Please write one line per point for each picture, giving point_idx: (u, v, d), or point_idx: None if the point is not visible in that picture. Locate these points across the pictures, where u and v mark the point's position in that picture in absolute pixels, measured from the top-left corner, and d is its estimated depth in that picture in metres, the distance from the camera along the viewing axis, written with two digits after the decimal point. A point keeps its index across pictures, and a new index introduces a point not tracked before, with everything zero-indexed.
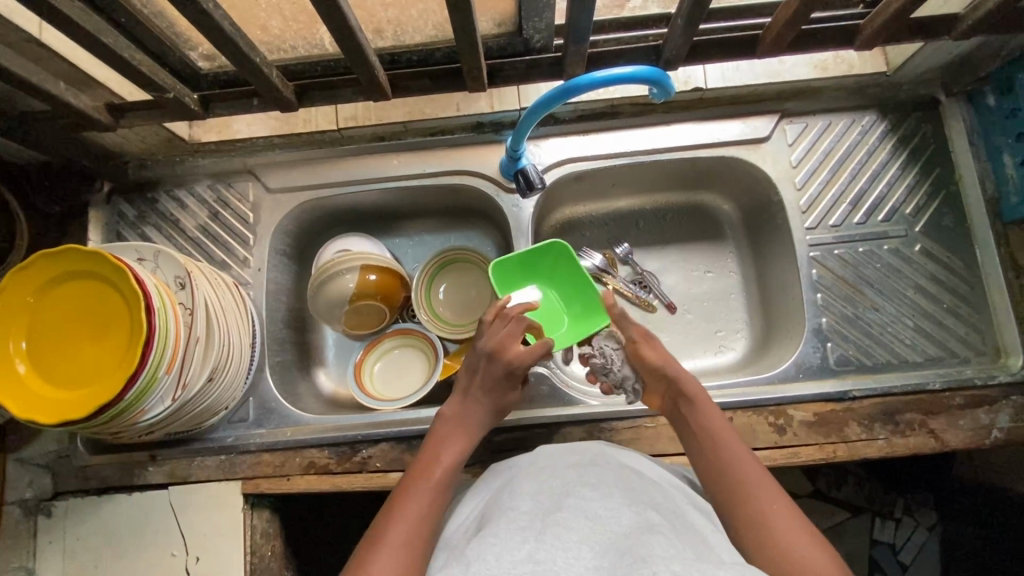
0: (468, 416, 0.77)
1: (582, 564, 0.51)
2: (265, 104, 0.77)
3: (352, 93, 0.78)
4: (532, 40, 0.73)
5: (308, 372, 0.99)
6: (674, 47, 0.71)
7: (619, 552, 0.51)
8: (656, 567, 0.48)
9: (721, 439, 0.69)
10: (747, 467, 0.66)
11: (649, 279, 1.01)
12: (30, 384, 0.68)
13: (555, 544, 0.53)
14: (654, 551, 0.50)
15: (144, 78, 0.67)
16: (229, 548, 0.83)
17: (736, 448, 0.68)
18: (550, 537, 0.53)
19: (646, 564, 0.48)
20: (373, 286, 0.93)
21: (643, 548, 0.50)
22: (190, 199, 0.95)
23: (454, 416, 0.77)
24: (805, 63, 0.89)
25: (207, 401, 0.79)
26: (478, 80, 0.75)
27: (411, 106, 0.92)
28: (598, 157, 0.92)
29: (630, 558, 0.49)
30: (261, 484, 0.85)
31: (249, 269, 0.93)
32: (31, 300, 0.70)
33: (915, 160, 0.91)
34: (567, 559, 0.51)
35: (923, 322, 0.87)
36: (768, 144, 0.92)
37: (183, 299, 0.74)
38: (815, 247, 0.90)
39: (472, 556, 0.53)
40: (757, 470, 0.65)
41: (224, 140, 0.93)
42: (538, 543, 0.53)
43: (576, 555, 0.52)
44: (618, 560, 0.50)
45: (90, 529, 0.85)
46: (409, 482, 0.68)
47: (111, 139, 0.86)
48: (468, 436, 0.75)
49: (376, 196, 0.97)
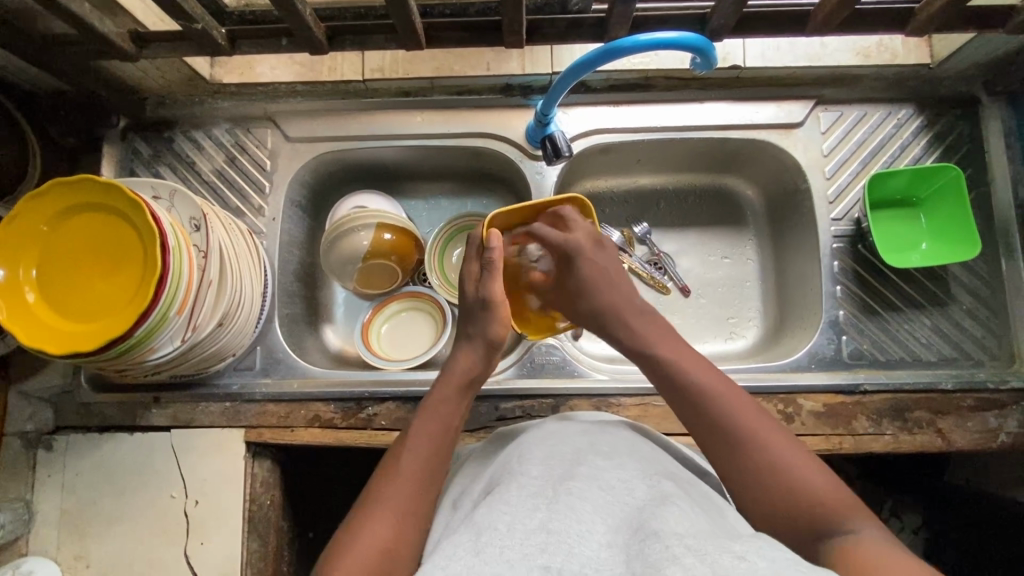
0: (459, 370, 0.69)
1: (597, 539, 0.49)
2: (295, 45, 0.75)
3: (384, 40, 0.76)
4: (570, 2, 0.71)
5: (315, 328, 0.98)
6: (722, 16, 0.68)
7: (641, 526, 0.49)
8: (670, 543, 0.46)
9: (684, 356, 0.65)
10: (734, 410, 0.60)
11: (665, 261, 0.99)
12: (39, 313, 0.67)
13: (568, 515, 0.51)
14: (673, 524, 0.49)
15: (172, 4, 0.65)
16: (229, 493, 0.83)
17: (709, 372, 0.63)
18: (563, 507, 0.51)
19: (660, 538, 0.47)
20: (387, 246, 0.92)
21: (657, 521, 0.49)
22: (207, 141, 0.93)
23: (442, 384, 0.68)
24: (848, 48, 0.87)
25: (216, 345, 0.79)
26: (516, 36, 0.72)
27: (439, 61, 0.90)
28: (627, 130, 0.90)
29: (643, 535, 0.48)
30: (264, 433, 0.85)
31: (264, 218, 0.92)
32: (45, 229, 0.68)
33: (950, 156, 0.89)
34: (581, 531, 0.49)
35: (940, 322, 0.86)
36: (801, 131, 0.90)
37: (198, 241, 0.72)
38: (838, 239, 0.89)
39: (482, 523, 0.51)
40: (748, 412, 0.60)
41: (246, 82, 0.90)
42: (550, 513, 0.51)
43: (590, 527, 0.50)
44: (637, 534, 0.49)
45: (90, 465, 0.84)
46: (387, 469, 0.62)
47: (129, 72, 0.83)
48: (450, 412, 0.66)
49: (395, 153, 0.94)
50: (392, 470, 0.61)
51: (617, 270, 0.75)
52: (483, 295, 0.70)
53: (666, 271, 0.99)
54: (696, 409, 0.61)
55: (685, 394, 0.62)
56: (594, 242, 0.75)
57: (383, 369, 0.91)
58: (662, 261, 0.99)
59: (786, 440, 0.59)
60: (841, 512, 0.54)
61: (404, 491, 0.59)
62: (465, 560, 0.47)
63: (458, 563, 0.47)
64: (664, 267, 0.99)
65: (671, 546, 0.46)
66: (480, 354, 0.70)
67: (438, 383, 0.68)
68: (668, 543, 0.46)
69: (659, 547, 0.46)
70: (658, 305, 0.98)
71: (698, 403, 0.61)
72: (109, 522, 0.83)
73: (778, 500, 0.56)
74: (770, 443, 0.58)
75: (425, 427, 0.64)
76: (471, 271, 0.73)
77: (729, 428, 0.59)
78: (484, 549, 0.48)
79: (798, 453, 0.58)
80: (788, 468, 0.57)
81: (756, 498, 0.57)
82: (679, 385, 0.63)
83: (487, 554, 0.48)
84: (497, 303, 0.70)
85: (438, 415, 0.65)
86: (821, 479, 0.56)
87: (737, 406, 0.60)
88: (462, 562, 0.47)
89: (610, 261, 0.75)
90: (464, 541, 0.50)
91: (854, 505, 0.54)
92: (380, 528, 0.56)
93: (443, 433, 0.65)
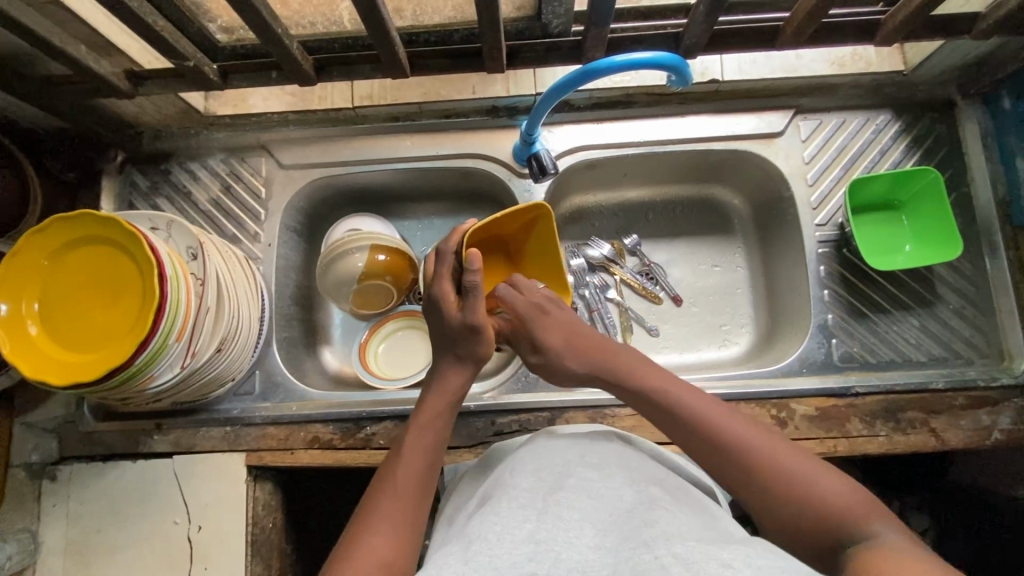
0: (448, 390, 0.70)
1: (584, 543, 0.50)
2: (284, 77, 0.77)
3: (371, 69, 0.79)
4: (550, 25, 0.73)
5: (313, 350, 0.99)
6: (694, 35, 0.71)
7: (631, 535, 0.50)
8: (659, 552, 0.47)
9: (680, 386, 0.66)
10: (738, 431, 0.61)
11: (656, 271, 1.00)
12: (41, 346, 0.68)
13: (556, 525, 0.52)
14: (662, 529, 0.50)
15: (165, 44, 0.68)
16: (231, 517, 0.83)
17: (703, 396, 0.65)
18: (551, 518, 0.52)
19: (649, 548, 0.48)
20: (382, 266, 0.94)
21: (648, 529, 0.50)
22: (203, 171, 0.95)
23: (429, 399, 0.70)
24: (823, 58, 0.89)
25: (214, 371, 0.80)
26: (497, 61, 0.75)
27: (426, 87, 0.92)
28: (611, 146, 0.93)
29: (632, 543, 0.49)
30: (265, 456, 0.86)
31: (260, 244, 0.94)
32: (46, 263, 0.70)
33: (929, 159, 0.91)
34: (569, 538, 0.50)
35: (927, 322, 0.87)
36: (782, 140, 0.92)
37: (195, 270, 0.74)
38: (824, 244, 0.90)
39: (473, 534, 0.53)
40: (753, 431, 0.62)
41: (239, 114, 0.93)
42: (539, 523, 0.52)
43: (578, 534, 0.51)
44: (626, 542, 0.49)
45: (94, 494, 0.85)
46: (382, 483, 0.63)
47: (126, 109, 0.86)
48: (440, 426, 0.68)
49: (386, 176, 0.97)
50: (388, 484, 0.63)
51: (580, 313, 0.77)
52: (467, 319, 0.70)
53: (662, 284, 1.00)
54: (699, 438, 0.63)
55: (690, 421, 0.63)
56: (553, 303, 0.76)
57: (381, 389, 0.92)
58: (658, 275, 1.00)
59: (794, 452, 0.61)
60: (859, 516, 0.55)
61: (401, 504, 0.61)
62: (455, 567, 0.49)
63: (448, 570, 0.49)
64: (660, 281, 1.00)
65: (660, 557, 0.46)
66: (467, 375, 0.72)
67: (427, 401, 0.70)
68: (657, 553, 0.47)
69: (648, 557, 0.47)
70: (650, 315, 0.99)
71: (699, 429, 0.63)
72: (114, 551, 0.84)
73: (804, 512, 0.56)
74: (780, 454, 0.60)
75: (418, 444, 0.66)
76: (447, 293, 0.72)
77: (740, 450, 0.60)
78: (474, 557, 0.49)
79: (810, 462, 0.60)
80: (807, 479, 0.58)
81: (775, 522, 0.58)
82: (676, 415, 0.64)
83: (476, 561, 0.49)
84: (481, 328, 0.70)
85: (431, 434, 0.67)
86: (841, 489, 0.57)
87: (740, 424, 0.62)
88: (451, 568, 0.49)
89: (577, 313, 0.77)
90: (454, 552, 0.51)
91: (874, 509, 0.56)
92: (379, 541, 0.57)
93: (437, 446, 0.66)
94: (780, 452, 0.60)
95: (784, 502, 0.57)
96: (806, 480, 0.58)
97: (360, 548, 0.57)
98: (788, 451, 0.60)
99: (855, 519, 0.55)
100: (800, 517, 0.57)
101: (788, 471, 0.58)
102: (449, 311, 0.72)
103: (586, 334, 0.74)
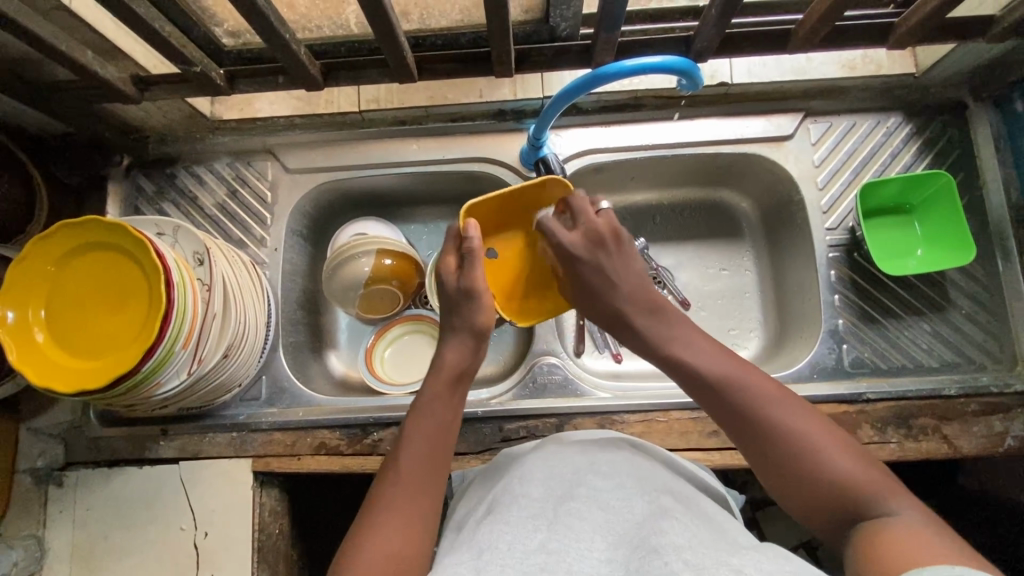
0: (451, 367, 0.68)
1: (595, 556, 0.50)
2: (290, 81, 0.77)
3: (377, 74, 0.78)
4: (558, 29, 0.73)
5: (320, 355, 0.99)
6: (705, 39, 0.70)
7: (641, 543, 0.49)
8: (669, 558, 0.47)
9: (701, 348, 0.63)
10: (757, 397, 0.58)
11: (665, 276, 0.97)
12: (48, 353, 0.68)
13: (567, 536, 0.51)
14: (671, 538, 0.49)
15: (171, 49, 0.67)
16: (238, 523, 0.83)
17: (727, 357, 0.62)
18: (561, 528, 0.52)
19: (658, 553, 0.47)
20: (388, 270, 0.93)
21: (658, 536, 0.49)
22: (209, 175, 0.95)
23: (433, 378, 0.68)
24: (833, 61, 0.88)
25: (221, 376, 0.80)
26: (505, 66, 0.74)
27: (433, 91, 0.92)
28: (619, 149, 0.92)
29: (642, 551, 0.48)
30: (271, 462, 0.85)
31: (266, 248, 0.93)
32: (53, 269, 0.70)
33: (940, 162, 0.90)
34: (580, 550, 0.50)
35: (940, 328, 0.87)
36: (792, 142, 0.91)
37: (201, 275, 0.74)
38: (834, 248, 0.90)
39: (483, 544, 0.52)
40: (775, 397, 0.58)
41: (245, 118, 0.93)
42: (550, 533, 0.52)
43: (588, 545, 0.50)
44: (636, 550, 0.49)
45: (100, 500, 0.85)
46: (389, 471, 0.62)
47: (132, 113, 0.86)
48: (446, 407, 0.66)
49: (393, 180, 0.96)
50: (394, 474, 0.62)
51: (635, 261, 0.70)
52: (462, 282, 0.70)
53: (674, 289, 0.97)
54: (718, 400, 0.60)
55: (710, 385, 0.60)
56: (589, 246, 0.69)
57: (388, 395, 0.91)
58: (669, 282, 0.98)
59: (818, 423, 0.57)
60: (878, 494, 0.52)
61: (410, 493, 0.60)
62: None
63: None
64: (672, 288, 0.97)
65: (670, 562, 0.46)
66: (468, 347, 0.69)
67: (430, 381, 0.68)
68: (667, 559, 0.46)
69: (658, 562, 0.46)
70: None
71: (719, 390, 0.60)
72: (120, 557, 0.83)
73: (820, 488, 0.54)
74: (799, 423, 0.56)
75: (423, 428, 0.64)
76: (448, 261, 0.72)
77: (760, 418, 0.57)
78: (486, 567, 0.49)
79: (830, 434, 0.56)
80: (825, 455, 0.54)
81: (787, 490, 0.56)
82: (694, 377, 0.61)
83: (488, 570, 0.49)
84: (479, 291, 0.70)
85: (432, 414, 0.65)
86: (859, 467, 0.54)
87: (762, 389, 0.59)
88: None
89: (618, 262, 0.69)
90: (465, 560, 0.51)
91: (894, 490, 0.53)
92: (391, 535, 0.56)
93: (442, 429, 0.65)
94: (800, 422, 0.56)
95: (799, 476, 0.55)
96: (825, 455, 0.54)
97: (368, 543, 0.56)
98: (814, 422, 0.57)
99: (872, 494, 0.52)
100: (814, 492, 0.54)
101: (807, 444, 0.55)
102: (445, 275, 0.72)
103: (629, 280, 0.68)
